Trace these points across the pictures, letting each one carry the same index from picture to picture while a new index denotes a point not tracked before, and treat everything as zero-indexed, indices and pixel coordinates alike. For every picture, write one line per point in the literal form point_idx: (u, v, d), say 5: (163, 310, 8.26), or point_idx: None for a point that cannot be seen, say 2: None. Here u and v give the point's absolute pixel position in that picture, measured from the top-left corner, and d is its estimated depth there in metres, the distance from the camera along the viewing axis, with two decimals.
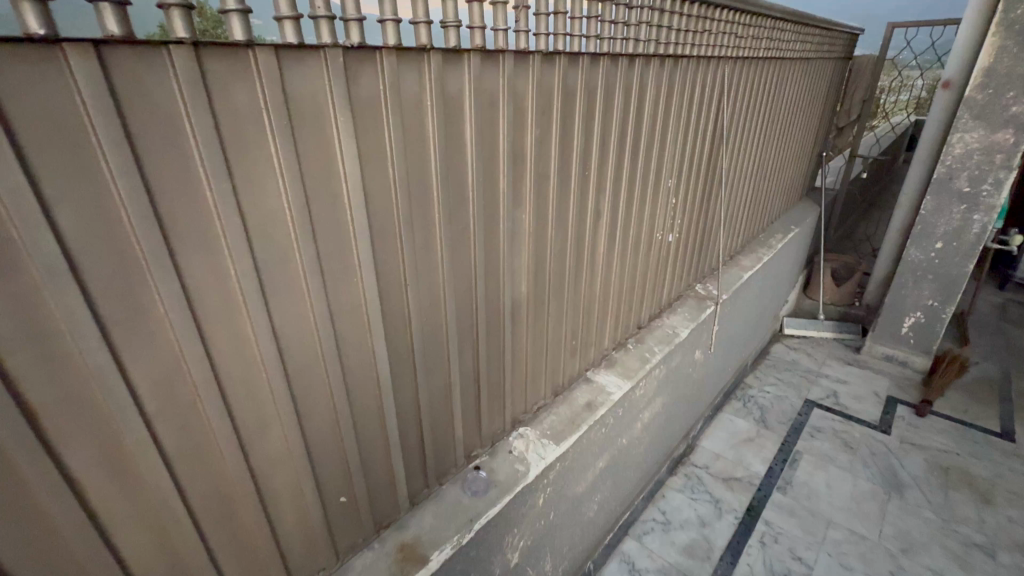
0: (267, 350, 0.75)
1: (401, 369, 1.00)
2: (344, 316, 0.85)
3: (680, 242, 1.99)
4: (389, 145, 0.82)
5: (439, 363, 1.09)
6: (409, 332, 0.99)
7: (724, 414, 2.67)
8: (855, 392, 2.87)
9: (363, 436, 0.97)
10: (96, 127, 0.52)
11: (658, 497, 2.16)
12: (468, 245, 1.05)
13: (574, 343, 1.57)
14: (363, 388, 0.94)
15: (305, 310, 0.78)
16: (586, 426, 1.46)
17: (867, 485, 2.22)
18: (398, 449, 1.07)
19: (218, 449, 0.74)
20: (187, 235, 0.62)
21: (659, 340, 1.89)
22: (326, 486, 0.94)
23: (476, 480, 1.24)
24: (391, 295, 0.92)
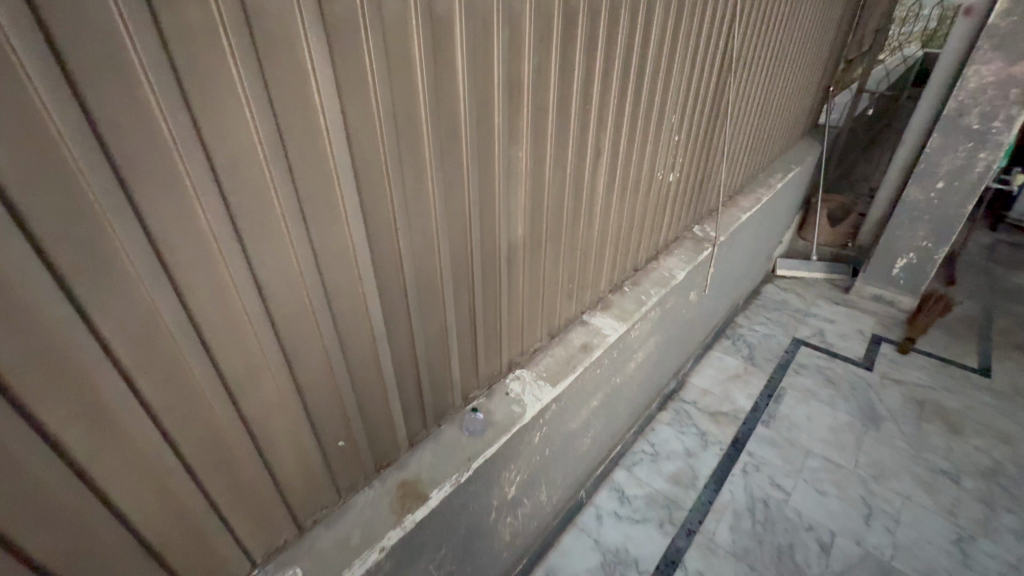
0: (248, 295, 0.71)
1: (395, 314, 0.98)
2: (332, 260, 0.80)
3: (680, 182, 1.92)
4: (370, 72, 0.73)
5: (434, 308, 1.07)
6: (401, 276, 0.95)
7: (714, 353, 2.73)
8: (841, 331, 2.93)
9: (358, 381, 0.96)
10: (21, 51, 0.45)
11: (647, 431, 2.25)
12: (461, 185, 0.99)
13: (570, 286, 1.55)
14: (356, 336, 0.92)
15: (286, 254, 0.74)
16: (581, 368, 1.48)
17: (846, 418, 2.31)
18: (394, 393, 1.06)
19: (204, 398, 0.72)
20: (145, 173, 0.56)
21: (655, 283, 1.87)
22: (323, 431, 0.94)
23: (474, 421, 1.25)
24: (381, 237, 0.87)
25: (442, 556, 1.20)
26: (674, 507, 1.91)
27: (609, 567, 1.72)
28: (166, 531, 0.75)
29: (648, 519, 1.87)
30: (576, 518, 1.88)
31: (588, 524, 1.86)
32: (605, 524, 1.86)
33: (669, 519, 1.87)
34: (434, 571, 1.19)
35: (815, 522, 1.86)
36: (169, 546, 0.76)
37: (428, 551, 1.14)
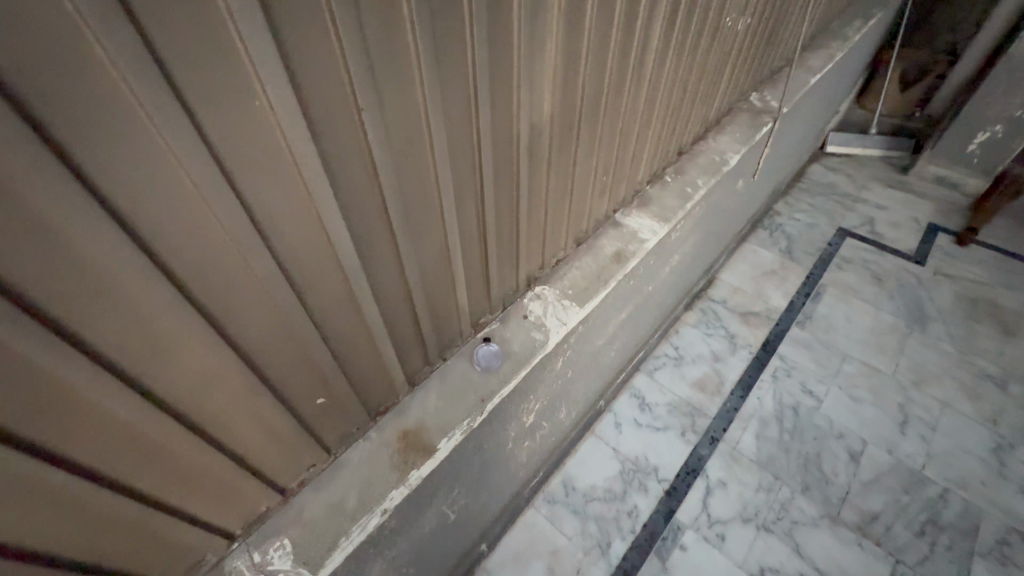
0: (108, 240, 0.44)
1: (373, 238, 0.69)
2: (250, 165, 0.50)
3: (748, 32, 1.45)
4: None
5: (428, 224, 0.77)
6: (375, 184, 0.64)
7: (748, 245, 2.45)
8: (893, 219, 2.59)
9: (330, 328, 0.72)
10: None
11: (672, 333, 2.07)
12: (461, 36, 0.62)
13: (603, 180, 1.21)
14: (320, 275, 0.65)
15: (159, 161, 0.43)
16: (615, 282, 1.21)
17: (890, 319, 2.11)
18: (384, 334, 0.83)
19: (76, 390, 0.48)
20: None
21: (703, 171, 1.52)
22: (290, 393, 0.72)
23: (487, 352, 1.03)
24: (333, 124, 0.55)
25: (454, 495, 1.08)
26: (697, 414, 1.81)
27: (628, 475, 1.66)
28: (88, 543, 0.57)
29: (669, 427, 1.78)
30: (594, 425, 1.79)
31: (606, 431, 1.77)
32: (623, 432, 1.77)
33: (691, 427, 1.78)
34: (445, 510, 1.08)
35: (846, 431, 1.76)
36: (102, 556, 0.59)
37: (437, 496, 1.01)
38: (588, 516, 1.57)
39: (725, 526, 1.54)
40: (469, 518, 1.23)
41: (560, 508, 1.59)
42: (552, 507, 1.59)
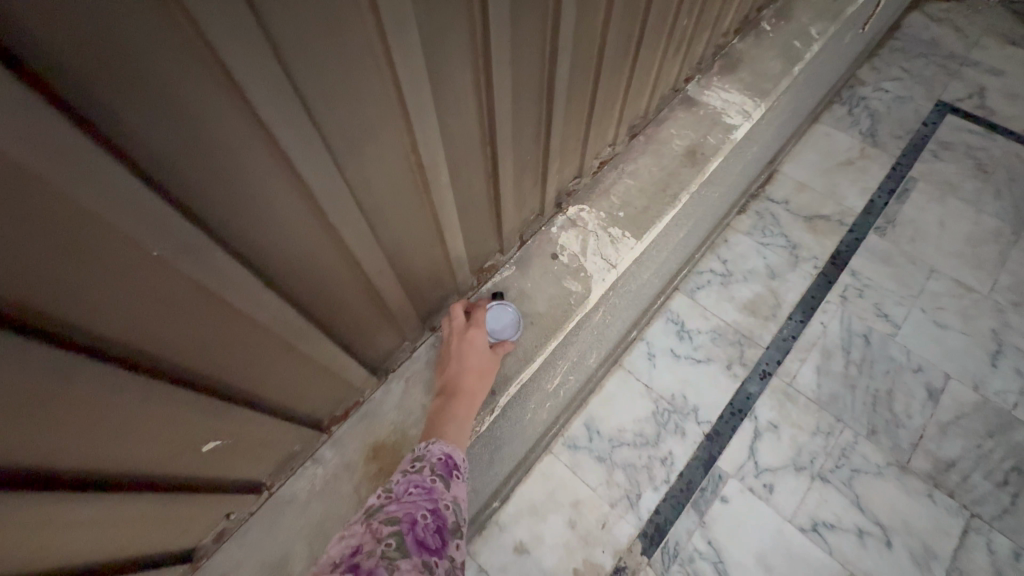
0: None
1: (177, 182, 0.39)
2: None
3: None
4: None
5: (362, 84, 0.44)
6: (154, 89, 0.33)
7: (820, 126, 1.93)
8: (1011, 88, 2.02)
9: (151, 348, 0.45)
10: None
11: (719, 243, 1.69)
12: None
13: (681, 25, 0.75)
14: (181, 327, 0.46)
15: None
16: (685, 198, 0.81)
17: (992, 224, 1.70)
18: (287, 341, 0.56)
19: None
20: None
21: (816, 13, 1.00)
22: (116, 448, 0.48)
23: (500, 316, 0.73)
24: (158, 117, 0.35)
25: None
26: (746, 344, 1.51)
27: (662, 417, 1.42)
28: None
29: (712, 359, 1.49)
30: (623, 357, 1.51)
31: (637, 364, 1.49)
32: (658, 365, 1.49)
33: (739, 358, 1.49)
34: None
35: (925, 363, 1.47)
36: None
37: None
38: (615, 464, 1.36)
39: (774, 475, 1.33)
40: (477, 503, 0.98)
41: (583, 456, 1.37)
42: (573, 454, 1.38)
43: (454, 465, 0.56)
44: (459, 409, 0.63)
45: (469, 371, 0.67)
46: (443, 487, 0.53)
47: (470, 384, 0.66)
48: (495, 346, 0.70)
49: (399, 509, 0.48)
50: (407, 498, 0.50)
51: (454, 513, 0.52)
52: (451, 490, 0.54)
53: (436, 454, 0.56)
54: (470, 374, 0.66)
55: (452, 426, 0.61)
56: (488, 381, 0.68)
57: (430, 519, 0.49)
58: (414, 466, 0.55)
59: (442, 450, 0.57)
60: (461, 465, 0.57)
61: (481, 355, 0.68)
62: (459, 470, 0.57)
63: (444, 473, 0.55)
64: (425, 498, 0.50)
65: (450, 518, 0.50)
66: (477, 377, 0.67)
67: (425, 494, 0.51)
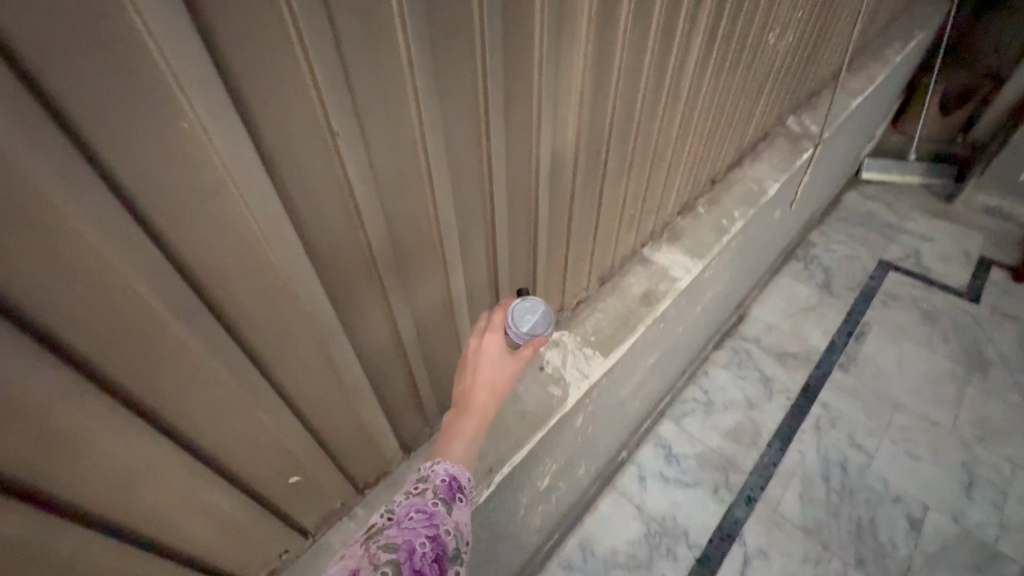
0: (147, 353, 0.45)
1: (344, 288, 0.60)
2: (175, 210, 0.41)
3: (790, 51, 1.33)
4: None
5: (425, 253, 0.67)
6: (361, 245, 0.58)
7: (781, 278, 2.26)
8: (941, 252, 2.40)
9: (295, 394, 0.62)
10: None
11: (700, 374, 1.89)
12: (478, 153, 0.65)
13: (631, 212, 1.10)
14: (317, 392, 0.65)
15: (12, 179, 0.32)
16: (643, 327, 1.08)
17: (946, 364, 1.91)
18: (367, 406, 0.74)
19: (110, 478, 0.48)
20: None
21: (740, 201, 1.39)
22: (252, 475, 0.63)
23: (524, 315, 0.75)
24: (350, 262, 0.58)
25: None
26: (731, 470, 1.62)
27: (654, 539, 1.48)
28: None
29: (700, 484, 1.60)
30: (615, 479, 1.61)
31: (629, 487, 1.59)
32: (648, 488, 1.59)
33: (725, 483, 1.59)
34: None
35: (903, 493, 1.56)
36: None
37: None
38: None
39: None
40: None
41: None
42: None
43: (458, 488, 0.58)
44: (466, 420, 0.64)
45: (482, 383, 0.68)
46: (444, 512, 0.55)
47: (481, 395, 0.66)
48: (511, 355, 0.71)
49: (398, 535, 0.51)
50: (407, 524, 0.52)
51: (454, 538, 0.54)
52: (453, 514, 0.56)
53: (440, 476, 0.58)
54: (483, 384, 0.67)
55: (457, 440, 0.62)
56: (501, 393, 0.68)
57: (428, 547, 0.51)
58: (417, 488, 0.57)
59: (447, 471, 0.59)
60: (466, 488, 0.59)
61: (496, 366, 0.69)
62: (464, 493, 0.59)
63: (447, 496, 0.57)
64: (425, 524, 0.53)
65: (449, 544, 0.53)
66: (489, 387, 0.67)
67: (426, 519, 0.54)
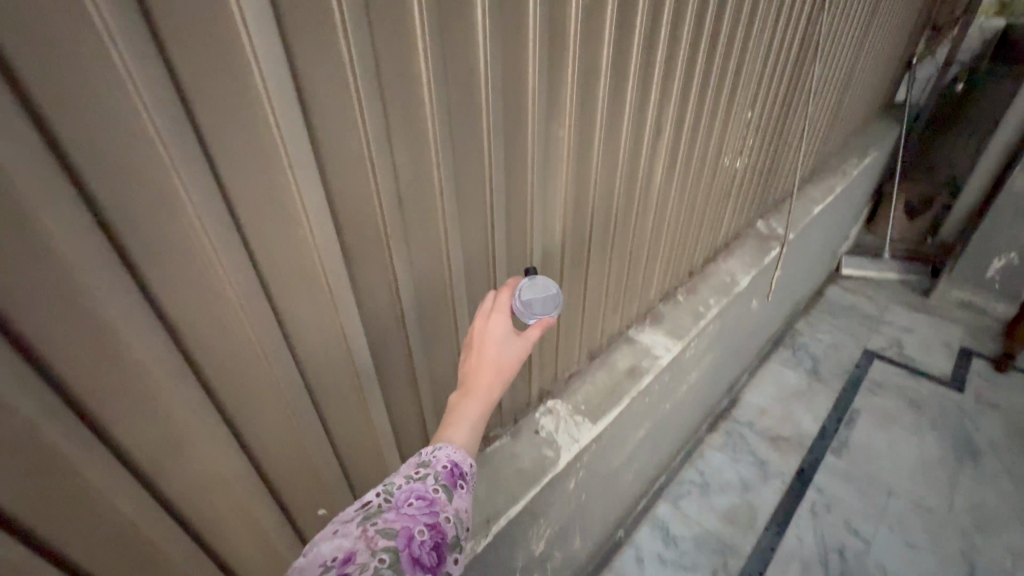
0: (247, 396, 0.58)
1: (388, 353, 0.74)
2: (289, 288, 0.56)
3: (747, 170, 1.60)
4: (349, 62, 0.50)
5: (443, 330, 0.81)
6: (406, 318, 0.73)
7: (771, 365, 2.38)
8: (923, 342, 2.53)
9: (339, 440, 0.74)
10: None
11: (695, 456, 1.95)
12: (484, 254, 0.82)
13: (615, 298, 1.29)
14: (353, 439, 0.76)
15: (208, 270, 0.48)
16: (628, 398, 1.21)
17: (936, 451, 1.96)
18: (391, 455, 0.85)
19: (201, 507, 0.59)
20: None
21: (715, 290, 1.58)
22: (297, 509, 0.73)
23: (534, 293, 0.74)
24: (388, 335, 0.72)
25: None
26: (730, 554, 1.64)
27: None
28: None
29: (698, 567, 1.60)
30: (612, 560, 1.63)
31: (626, 568, 1.61)
32: (646, 569, 1.60)
33: (723, 568, 1.60)
34: None
35: None
36: None
37: None
38: None
39: None
40: None
41: None
42: None
43: (459, 474, 0.59)
44: (470, 403, 0.64)
45: (487, 363, 0.66)
46: (445, 499, 0.56)
47: (486, 376, 0.65)
48: (521, 336, 0.69)
49: (396, 520, 0.52)
50: (406, 510, 0.53)
51: (454, 525, 0.55)
52: (454, 500, 0.57)
53: (442, 462, 0.58)
54: (490, 366, 0.66)
55: (460, 425, 0.62)
56: (507, 377, 0.67)
57: (427, 535, 0.52)
58: (419, 472, 0.57)
59: (449, 456, 0.59)
60: (467, 474, 0.59)
61: (504, 348, 0.68)
62: (465, 478, 0.59)
63: (449, 482, 0.57)
64: (425, 512, 0.54)
65: (449, 531, 0.54)
66: (495, 369, 0.66)
67: (426, 506, 0.54)
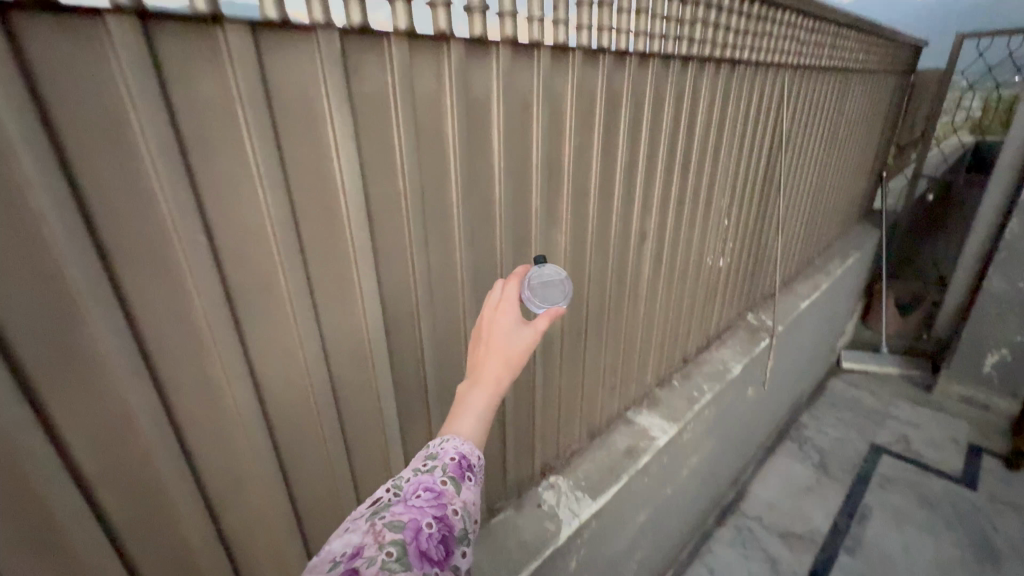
0: (296, 445, 0.71)
1: (410, 417, 0.86)
2: (342, 357, 0.71)
3: (730, 268, 1.80)
4: (405, 190, 0.69)
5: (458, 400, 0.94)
6: (428, 387, 0.86)
7: (777, 458, 2.38)
8: (930, 438, 2.53)
9: (362, 495, 0.84)
10: (33, 177, 0.41)
11: (704, 552, 1.91)
12: None
13: (613, 380, 1.40)
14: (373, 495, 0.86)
15: (288, 339, 0.64)
16: (627, 476, 1.28)
17: (954, 553, 1.90)
18: None
19: (246, 541, 0.70)
20: (90, 162, 0.44)
21: (709, 377, 1.69)
22: None
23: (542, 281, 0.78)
24: (412, 400, 0.85)
25: None
26: None
27: None
28: None
29: None
30: None
31: None
32: None
33: None
34: None
35: None
36: None
37: None
38: None
39: None
40: None
41: None
42: None
43: (466, 467, 0.61)
44: (477, 393, 0.67)
45: (494, 351, 0.69)
46: (452, 492, 0.58)
47: (493, 366, 0.68)
48: (529, 325, 0.71)
49: (404, 513, 0.54)
50: (414, 503, 0.56)
51: (461, 518, 0.57)
52: (461, 493, 0.59)
53: (450, 455, 0.61)
54: (497, 357, 0.69)
55: (467, 415, 0.65)
56: (515, 366, 0.70)
57: (435, 528, 0.55)
58: (427, 465, 0.60)
59: (456, 449, 0.62)
60: (473, 467, 0.62)
61: (512, 338, 0.70)
62: (472, 470, 0.62)
63: (456, 474, 0.60)
64: (433, 504, 0.56)
65: (456, 524, 0.56)
66: (502, 360, 0.69)
67: (433, 498, 0.57)
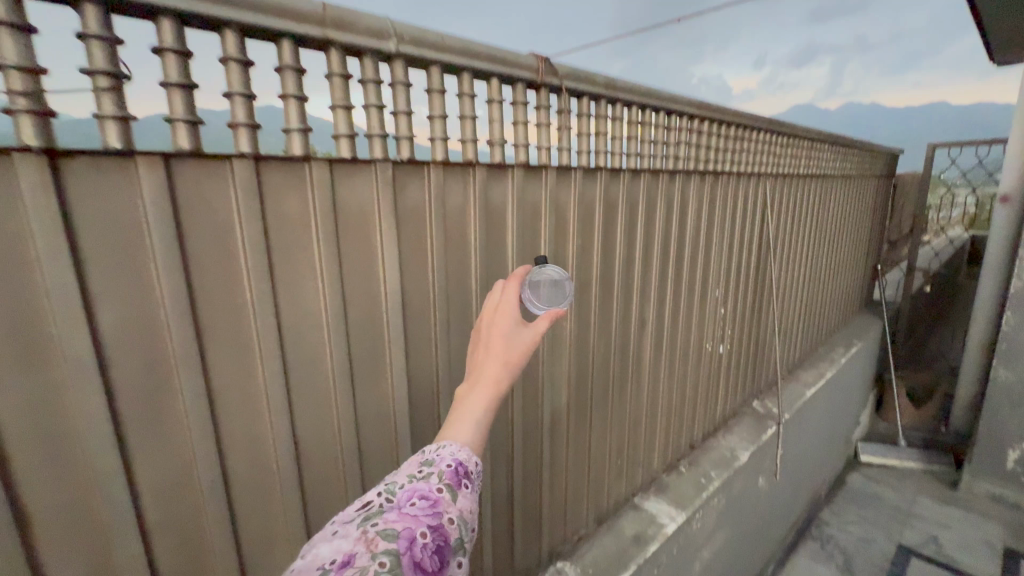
0: (324, 510, 0.77)
1: None
2: (370, 426, 0.80)
3: (731, 355, 1.88)
4: (433, 282, 0.83)
5: None
6: None
7: (798, 559, 2.27)
8: (960, 539, 2.40)
9: None
10: (163, 272, 0.55)
11: None
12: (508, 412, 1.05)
13: (619, 463, 1.43)
14: None
15: (327, 407, 0.74)
16: (635, 565, 1.27)
17: None
18: None
19: None
20: (204, 262, 0.58)
21: (716, 464, 1.70)
22: None
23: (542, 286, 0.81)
24: None
25: None
26: None
27: None
28: None
29: None
30: None
31: None
32: None
33: None
34: None
35: None
36: None
37: None
38: None
39: None
40: None
41: None
42: None
43: (463, 474, 0.61)
44: (477, 394, 0.68)
45: (494, 353, 0.70)
46: (448, 499, 0.58)
47: (493, 367, 0.69)
48: (530, 326, 0.73)
49: (398, 521, 0.53)
50: (409, 510, 0.55)
51: (457, 527, 0.56)
52: (458, 500, 0.59)
53: (447, 461, 0.61)
54: (496, 358, 0.69)
55: (467, 416, 0.66)
56: (515, 366, 0.71)
57: (429, 537, 0.53)
58: (424, 472, 0.60)
59: (453, 455, 0.62)
60: (471, 473, 0.62)
61: (512, 337, 0.71)
62: (468, 477, 0.61)
63: (452, 483, 0.59)
64: (427, 513, 0.55)
65: (452, 533, 0.55)
66: (502, 361, 0.69)
67: (428, 507, 0.56)
